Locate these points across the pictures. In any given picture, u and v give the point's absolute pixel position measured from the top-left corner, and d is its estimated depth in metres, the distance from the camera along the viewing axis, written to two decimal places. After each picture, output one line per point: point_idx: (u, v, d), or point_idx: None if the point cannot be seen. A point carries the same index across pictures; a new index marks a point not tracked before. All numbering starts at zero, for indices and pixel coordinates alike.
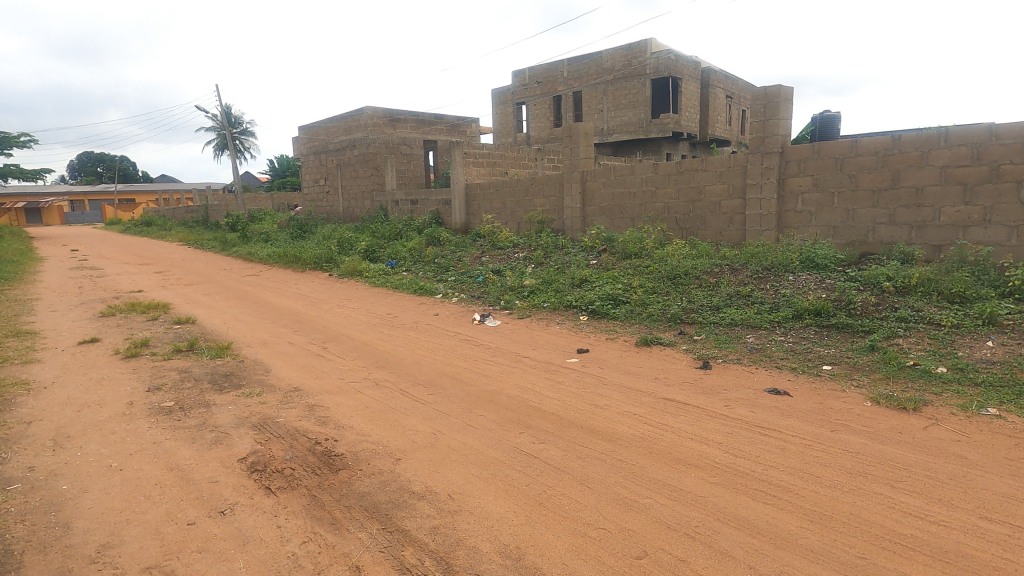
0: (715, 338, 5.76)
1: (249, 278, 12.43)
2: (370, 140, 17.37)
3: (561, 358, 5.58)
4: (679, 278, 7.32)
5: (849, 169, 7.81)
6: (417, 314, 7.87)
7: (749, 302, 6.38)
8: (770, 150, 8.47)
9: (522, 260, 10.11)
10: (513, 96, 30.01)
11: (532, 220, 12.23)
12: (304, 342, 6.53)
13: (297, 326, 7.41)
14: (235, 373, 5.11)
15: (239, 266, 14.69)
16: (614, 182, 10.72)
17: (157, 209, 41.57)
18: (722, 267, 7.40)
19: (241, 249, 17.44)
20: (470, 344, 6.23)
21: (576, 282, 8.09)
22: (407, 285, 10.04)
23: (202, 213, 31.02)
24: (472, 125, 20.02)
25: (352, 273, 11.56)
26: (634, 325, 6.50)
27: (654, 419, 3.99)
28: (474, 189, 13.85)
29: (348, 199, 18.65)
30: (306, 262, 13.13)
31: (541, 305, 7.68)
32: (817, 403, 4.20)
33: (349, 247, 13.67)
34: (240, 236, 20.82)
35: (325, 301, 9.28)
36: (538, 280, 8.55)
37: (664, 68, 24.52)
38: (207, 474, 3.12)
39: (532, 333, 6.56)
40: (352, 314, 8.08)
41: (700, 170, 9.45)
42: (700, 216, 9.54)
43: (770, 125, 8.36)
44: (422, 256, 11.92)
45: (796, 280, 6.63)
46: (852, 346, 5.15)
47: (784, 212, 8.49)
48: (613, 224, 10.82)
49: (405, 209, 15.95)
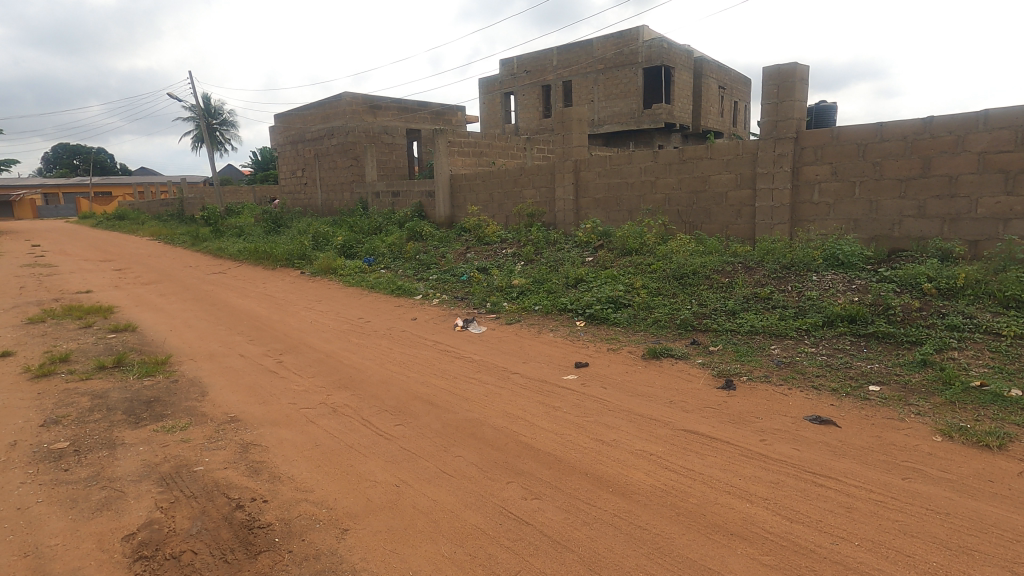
0: (735, 350, 4.96)
1: (215, 276, 11.42)
2: (350, 128, 16.36)
3: (556, 376, 4.73)
4: (686, 278, 6.51)
5: (873, 156, 7.04)
6: (392, 319, 7.00)
7: (770, 306, 5.59)
8: (785, 135, 7.66)
9: (511, 256, 9.23)
10: (501, 85, 28.98)
11: (522, 213, 11.35)
12: (258, 354, 5.63)
13: (254, 334, 6.49)
14: (163, 397, 4.21)
15: (206, 262, 13.67)
16: (610, 172, 9.89)
17: (133, 203, 39.85)
18: (735, 265, 6.59)
19: (212, 245, 16.37)
20: (449, 357, 5.37)
21: (570, 282, 7.26)
22: (384, 284, 9.16)
23: (177, 207, 29.82)
24: (458, 113, 19.06)
25: (326, 271, 10.63)
26: (639, 333, 5.68)
27: (677, 463, 3.17)
28: (459, 179, 12.97)
29: (326, 190, 17.66)
30: (278, 258, 12.16)
31: (532, 309, 6.85)
32: (873, 437, 3.40)
33: (325, 242, 12.73)
34: (213, 231, 19.73)
35: (292, 303, 8.35)
36: (528, 280, 7.71)
37: (657, 56, 23.77)
38: (73, 564, 2.25)
39: (522, 343, 5.70)
40: (318, 320, 7.17)
41: (705, 158, 8.64)
42: (705, 208, 8.74)
43: (784, 108, 7.60)
44: (403, 252, 11.02)
45: (822, 280, 5.83)
46: (900, 361, 4.37)
47: (799, 203, 7.71)
48: (609, 217, 10.00)
49: (386, 201, 15.01)
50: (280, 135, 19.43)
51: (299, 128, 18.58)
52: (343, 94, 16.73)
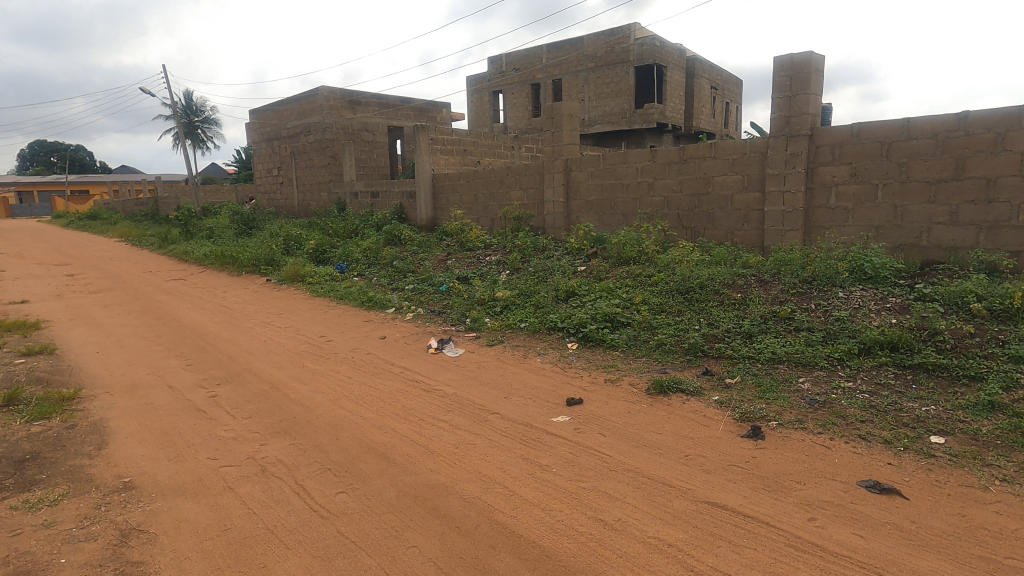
0: (756, 384, 4.16)
1: (172, 283, 10.44)
2: (327, 124, 15.44)
3: (544, 418, 3.90)
4: (692, 293, 5.72)
5: (898, 155, 6.31)
6: (357, 338, 6.14)
7: (792, 328, 4.81)
8: (798, 132, 6.91)
9: (495, 264, 8.41)
10: (489, 83, 28.12)
11: (508, 216, 10.53)
12: (190, 385, 4.74)
13: (194, 357, 5.58)
14: (45, 453, 3.32)
15: (168, 267, 12.67)
16: (603, 172, 9.10)
17: (108, 202, 38.30)
18: (747, 278, 5.81)
19: (179, 247, 15.34)
20: (418, 389, 4.52)
21: (560, 296, 6.44)
22: (355, 294, 8.28)
23: (151, 207, 28.59)
24: (443, 110, 18.23)
25: (294, 278, 9.72)
26: (641, 359, 4.88)
27: (706, 562, 2.36)
28: (441, 179, 12.13)
29: (303, 190, 16.71)
30: (244, 264, 11.20)
31: (517, 327, 6.03)
32: (955, 518, 2.61)
33: (297, 246, 11.81)
34: (183, 232, 18.64)
35: (249, 316, 7.44)
36: (513, 292, 6.89)
37: (649, 54, 23.09)
38: None
39: (504, 371, 4.87)
40: (273, 338, 6.27)
41: (708, 157, 7.88)
42: (708, 213, 7.97)
43: (798, 102, 6.86)
44: (379, 258, 10.14)
45: (850, 297, 5.06)
46: (960, 402, 3.60)
47: (813, 208, 6.97)
48: (603, 221, 9.22)
49: (364, 202, 14.12)
50: (255, 131, 18.44)
51: (274, 125, 17.61)
52: (319, 89, 15.88)
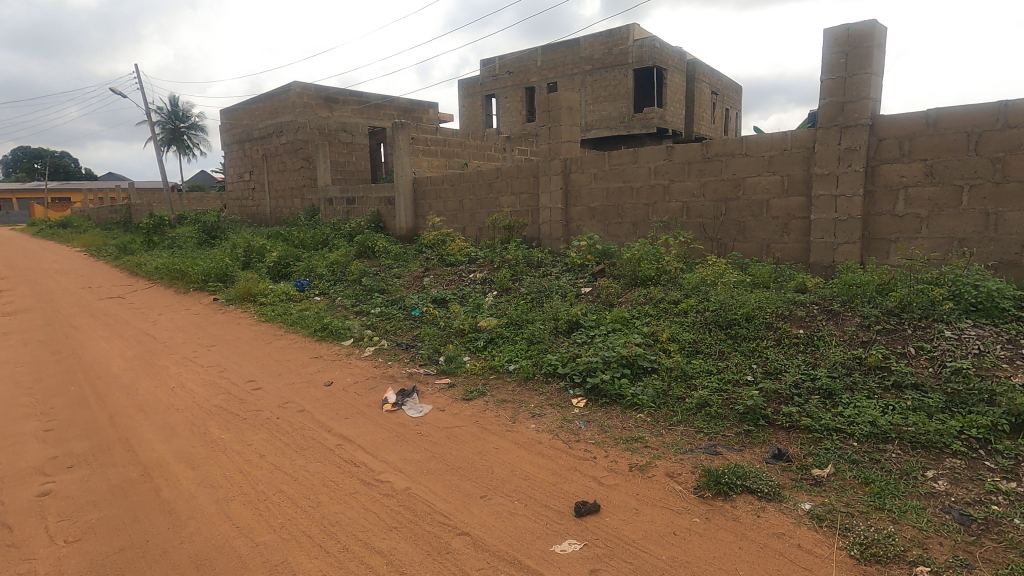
0: (865, 483, 2.73)
1: (105, 303, 8.91)
2: (300, 123, 14.01)
3: (540, 547, 2.45)
4: (737, 327, 4.31)
5: (990, 148, 4.98)
6: (294, 385, 4.68)
7: (890, 386, 3.42)
8: (856, 122, 5.54)
9: (480, 283, 6.99)
10: (482, 87, 26.79)
11: (497, 225, 9.11)
12: (26, 470, 3.27)
13: (64, 417, 4.10)
14: None
15: (112, 282, 11.15)
16: (609, 173, 7.72)
17: (83, 210, 36.50)
18: (807, 307, 4.42)
19: (134, 259, 13.78)
20: (353, 481, 3.06)
21: (559, 328, 5.01)
22: (311, 319, 6.81)
23: (123, 214, 26.97)
24: (430, 110, 16.92)
25: (244, 297, 8.24)
26: (678, 429, 3.44)
27: None
28: (423, 183, 10.72)
29: (275, 196, 15.24)
30: (192, 280, 9.69)
31: (504, 370, 4.60)
32: None
33: (256, 258, 10.33)
34: (146, 242, 17.09)
35: (170, 349, 5.96)
36: (500, 321, 5.45)
37: (648, 56, 21.90)
38: None
39: (484, 447, 3.41)
40: (185, 385, 4.79)
41: (738, 154, 6.52)
42: (738, 222, 6.60)
43: (857, 83, 5.50)
44: (346, 274, 8.68)
45: (962, 337, 3.68)
46: None
47: (875, 216, 5.60)
48: (608, 231, 7.83)
49: (340, 209, 12.71)
50: (225, 132, 16.96)
51: (245, 125, 16.15)
52: (292, 85, 14.40)
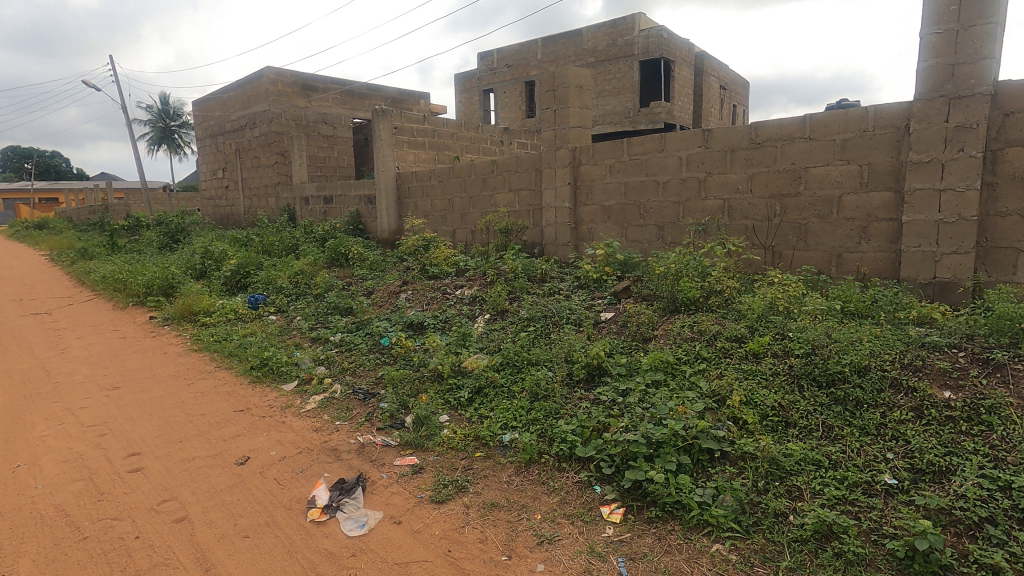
0: None
1: (23, 321, 7.43)
2: (275, 114, 12.56)
3: None
4: (847, 387, 2.85)
5: None
6: (190, 465, 3.21)
7: None
8: (971, 91, 4.09)
9: (468, 302, 5.55)
10: (480, 81, 25.33)
11: (491, 227, 7.68)
12: None
13: None
14: None
15: (50, 293, 9.67)
16: (629, 164, 6.27)
17: (65, 210, 35.05)
18: (945, 356, 2.97)
19: (88, 265, 12.30)
20: None
21: (575, 376, 3.55)
22: (253, 348, 5.36)
23: (99, 214, 25.44)
24: (421, 102, 15.51)
25: (184, 316, 6.78)
26: None
27: None
28: (407, 179, 9.30)
29: (248, 194, 13.79)
30: (134, 292, 8.22)
31: (495, 444, 3.15)
32: None
33: (212, 266, 8.87)
34: (111, 245, 15.61)
35: (55, 395, 4.49)
36: (493, 361, 4.00)
37: (655, 47, 20.42)
38: None
39: None
40: (36, 462, 3.31)
41: (799, 138, 5.06)
42: (798, 224, 5.15)
43: (973, 38, 4.05)
44: (311, 287, 7.23)
45: None
46: None
47: (998, 217, 4.15)
48: (626, 235, 6.39)
49: (317, 208, 11.28)
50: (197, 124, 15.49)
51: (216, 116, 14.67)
52: (265, 70, 12.92)
